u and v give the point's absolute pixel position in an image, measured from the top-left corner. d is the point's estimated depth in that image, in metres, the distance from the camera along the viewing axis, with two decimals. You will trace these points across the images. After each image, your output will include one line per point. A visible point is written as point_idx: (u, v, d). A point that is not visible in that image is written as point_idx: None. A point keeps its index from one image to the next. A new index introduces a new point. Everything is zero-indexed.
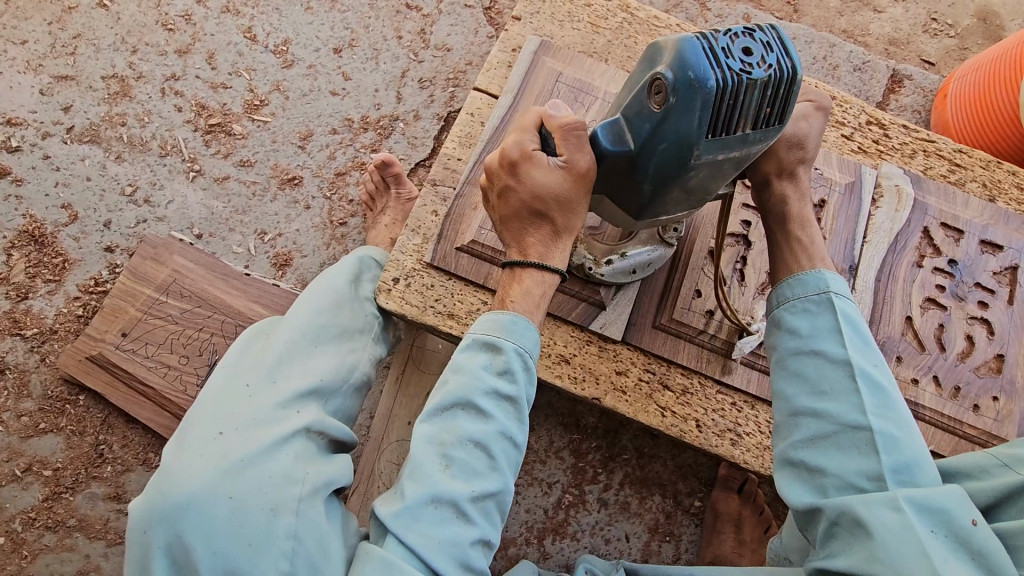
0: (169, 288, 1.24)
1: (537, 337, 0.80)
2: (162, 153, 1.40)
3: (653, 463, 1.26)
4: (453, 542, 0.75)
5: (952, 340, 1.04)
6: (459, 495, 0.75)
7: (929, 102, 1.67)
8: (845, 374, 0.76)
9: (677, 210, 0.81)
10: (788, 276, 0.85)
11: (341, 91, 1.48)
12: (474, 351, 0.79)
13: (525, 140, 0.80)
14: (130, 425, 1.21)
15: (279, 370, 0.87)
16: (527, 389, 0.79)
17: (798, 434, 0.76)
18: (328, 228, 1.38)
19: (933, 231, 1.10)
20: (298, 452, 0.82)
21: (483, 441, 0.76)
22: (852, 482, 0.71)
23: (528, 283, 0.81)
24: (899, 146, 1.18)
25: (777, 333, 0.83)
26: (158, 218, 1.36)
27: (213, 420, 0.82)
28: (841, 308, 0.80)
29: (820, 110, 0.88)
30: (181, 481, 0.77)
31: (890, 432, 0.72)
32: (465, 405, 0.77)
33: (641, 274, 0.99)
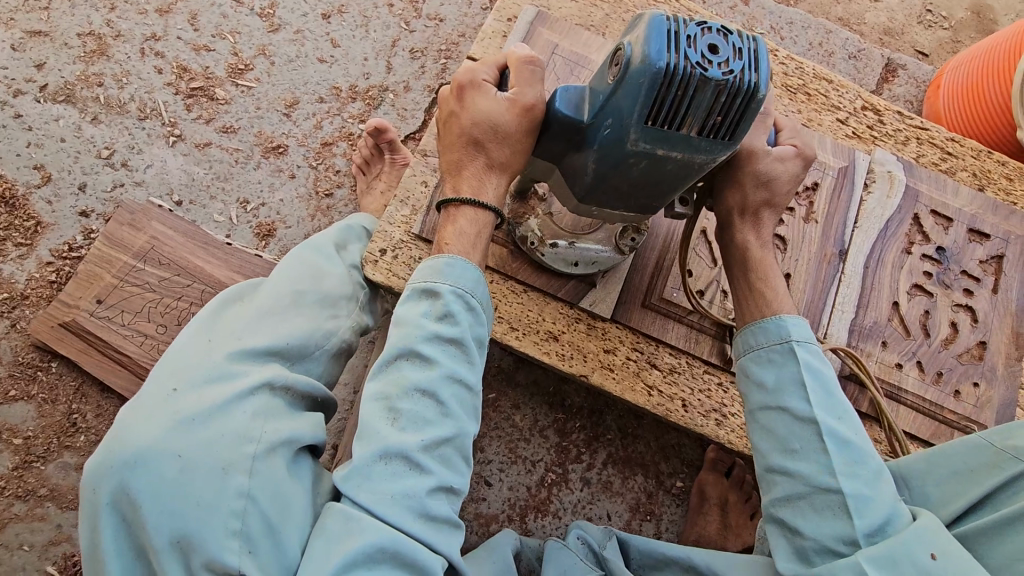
0: (146, 255, 1.20)
1: (476, 275, 0.78)
2: (141, 116, 1.35)
3: (637, 444, 1.26)
4: (406, 493, 0.71)
5: (937, 326, 1.05)
6: (408, 446, 0.72)
7: (922, 93, 1.66)
8: (811, 432, 0.75)
9: (620, 205, 0.79)
10: (753, 322, 0.84)
11: (329, 59, 1.44)
12: (414, 302, 0.78)
13: (479, 70, 0.81)
14: (105, 394, 1.17)
15: (247, 328, 0.84)
16: (473, 330, 0.78)
17: (776, 492, 0.76)
18: (314, 199, 1.34)
19: (923, 219, 1.10)
20: (256, 410, 0.79)
21: (430, 389, 0.74)
22: (828, 545, 0.71)
23: (461, 224, 0.80)
24: (893, 132, 1.18)
25: (745, 382, 0.82)
26: (136, 183, 1.31)
27: (172, 376, 0.79)
28: (803, 356, 0.79)
29: (800, 155, 0.87)
30: (130, 440, 0.74)
31: (861, 492, 0.72)
32: (408, 356, 0.76)
33: (582, 269, 0.98)
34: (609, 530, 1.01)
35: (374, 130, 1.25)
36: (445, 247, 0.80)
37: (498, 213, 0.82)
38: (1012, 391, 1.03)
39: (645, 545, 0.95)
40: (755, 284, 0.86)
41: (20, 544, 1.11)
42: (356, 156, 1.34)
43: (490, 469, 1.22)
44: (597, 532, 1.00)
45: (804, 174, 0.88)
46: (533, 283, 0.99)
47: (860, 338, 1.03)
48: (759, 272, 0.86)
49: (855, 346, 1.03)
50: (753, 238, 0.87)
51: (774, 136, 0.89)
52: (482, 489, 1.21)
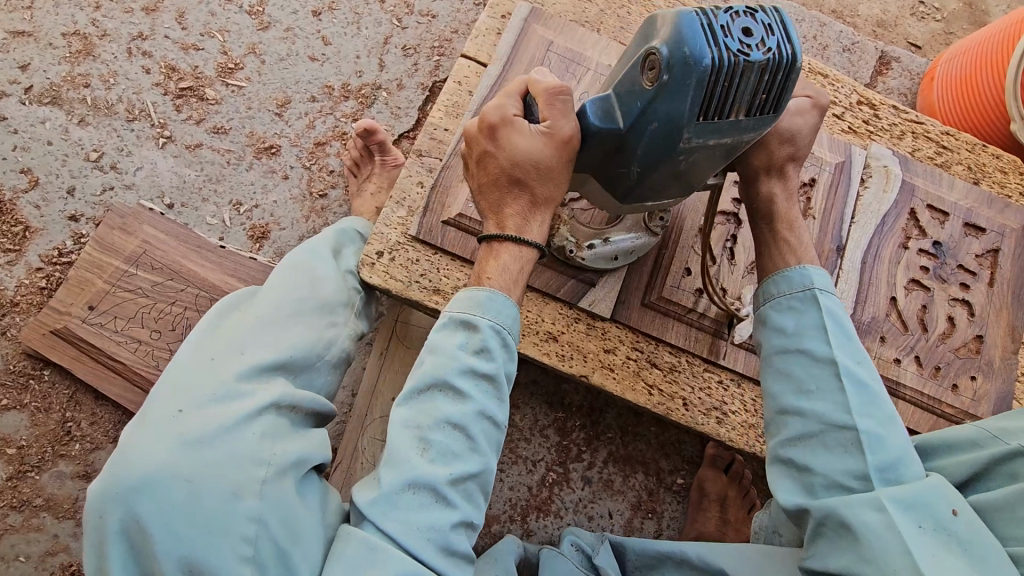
0: (138, 260, 1.18)
1: (515, 313, 0.76)
2: (130, 118, 1.33)
3: (637, 442, 1.27)
4: (432, 525, 0.71)
5: (934, 321, 1.05)
6: (436, 479, 0.72)
7: (916, 85, 1.66)
8: (830, 373, 0.75)
9: (667, 195, 0.79)
10: (773, 273, 0.83)
11: (320, 57, 1.42)
12: (451, 330, 0.76)
13: (507, 105, 0.77)
14: (99, 402, 1.16)
15: (251, 341, 0.83)
16: (507, 367, 0.76)
17: (787, 433, 0.76)
18: (308, 200, 1.32)
19: (919, 213, 1.10)
20: (264, 430, 0.78)
21: (461, 423, 0.73)
22: (838, 481, 0.70)
23: (505, 259, 0.77)
24: (888, 126, 1.18)
25: (763, 330, 0.82)
26: (126, 186, 1.29)
27: (176, 395, 0.78)
28: (826, 305, 0.78)
29: (816, 106, 0.86)
30: (137, 463, 0.73)
31: (876, 430, 0.72)
32: (442, 387, 0.74)
33: (624, 260, 0.98)
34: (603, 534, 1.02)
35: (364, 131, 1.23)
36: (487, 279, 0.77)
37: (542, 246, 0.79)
38: (1008, 384, 1.04)
39: (640, 547, 0.95)
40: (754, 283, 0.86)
41: (16, 555, 1.10)
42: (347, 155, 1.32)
43: None
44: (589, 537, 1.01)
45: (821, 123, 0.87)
46: (532, 284, 0.98)
47: (858, 333, 1.03)
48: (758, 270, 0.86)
49: None
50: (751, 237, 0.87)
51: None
52: None
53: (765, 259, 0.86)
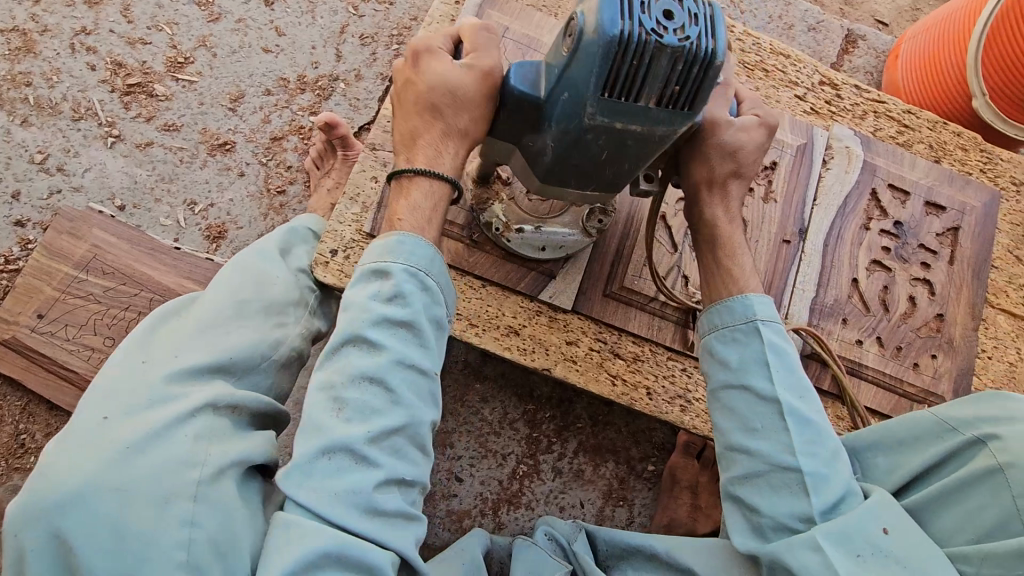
0: (88, 265, 1.14)
1: (430, 255, 0.74)
2: (75, 117, 1.28)
3: (608, 430, 1.26)
4: (353, 488, 0.66)
5: (895, 301, 1.06)
6: (352, 437, 0.67)
7: (882, 63, 1.65)
8: (774, 412, 0.74)
9: (584, 186, 0.76)
10: (719, 300, 0.82)
11: (274, 48, 1.38)
12: (363, 284, 0.73)
13: (435, 40, 0.79)
14: (54, 412, 1.13)
15: (186, 345, 0.81)
16: (425, 315, 0.73)
17: (736, 471, 0.75)
18: (266, 197, 1.29)
19: (881, 193, 1.10)
20: (197, 433, 0.75)
21: (378, 376, 0.69)
22: (784, 522, 0.70)
23: (415, 196, 0.76)
24: (850, 106, 1.17)
25: (709, 360, 0.81)
26: (74, 189, 1.24)
27: (105, 402, 0.75)
28: (768, 336, 0.78)
29: (764, 125, 0.86)
30: (64, 477, 0.70)
31: (819, 471, 0.71)
32: (355, 342, 0.71)
33: (550, 254, 0.96)
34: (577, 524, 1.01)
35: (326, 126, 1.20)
36: (398, 222, 0.75)
37: (455, 184, 0.78)
38: (968, 361, 1.05)
39: (611, 537, 0.94)
40: (710, 271, 0.85)
41: None
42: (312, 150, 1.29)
43: (460, 464, 1.21)
44: (564, 527, 0.99)
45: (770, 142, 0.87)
46: (491, 278, 0.96)
47: (821, 316, 1.03)
48: (714, 256, 0.85)
49: (816, 325, 1.02)
50: (707, 224, 0.86)
51: (737, 108, 0.88)
52: (453, 485, 1.20)
53: (720, 246, 0.85)
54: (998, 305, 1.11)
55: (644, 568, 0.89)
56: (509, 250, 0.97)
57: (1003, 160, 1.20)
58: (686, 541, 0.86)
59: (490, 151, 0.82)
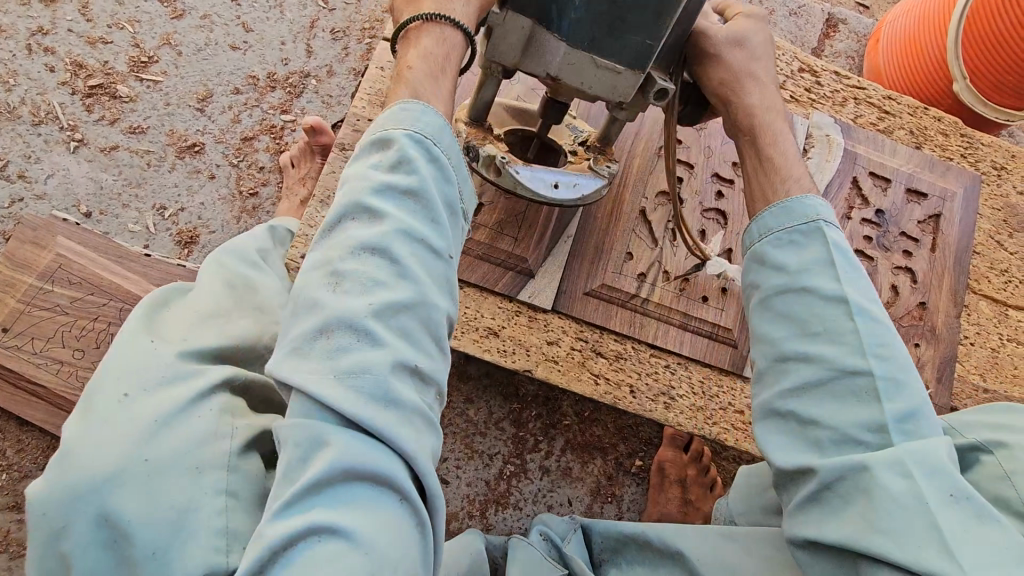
0: (53, 275, 1.10)
1: (436, 119, 0.60)
2: (35, 121, 1.23)
3: (594, 428, 1.25)
4: (358, 369, 0.52)
5: (878, 290, 1.04)
6: (354, 313, 0.53)
7: (863, 48, 1.64)
8: (840, 312, 0.64)
9: (614, 40, 0.68)
10: (767, 206, 0.72)
11: (242, 45, 1.33)
12: (362, 156, 0.60)
13: None
14: (24, 428, 1.09)
15: (195, 330, 0.69)
16: (437, 184, 0.59)
17: (786, 382, 0.64)
18: (237, 200, 1.25)
19: (861, 182, 1.08)
20: (220, 408, 0.62)
21: (381, 244, 0.55)
22: (851, 436, 0.60)
23: (426, 44, 0.63)
24: (830, 94, 1.16)
25: (759, 269, 0.70)
26: (37, 196, 1.20)
27: (115, 383, 0.63)
28: (834, 236, 0.68)
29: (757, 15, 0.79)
30: (81, 463, 0.58)
31: (893, 375, 0.62)
32: (355, 214, 0.57)
33: (563, 194, 0.84)
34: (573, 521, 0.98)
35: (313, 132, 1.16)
36: (407, 74, 0.62)
37: (470, 37, 0.65)
38: (950, 349, 1.04)
39: (606, 528, 0.93)
40: None
41: None
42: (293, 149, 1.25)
43: (446, 466, 1.19)
44: (559, 525, 0.96)
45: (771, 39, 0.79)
46: (469, 279, 0.94)
47: None
48: None
49: None
50: None
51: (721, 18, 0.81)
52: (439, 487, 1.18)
53: None
54: (979, 291, 1.11)
55: (638, 560, 0.88)
56: (486, 250, 0.95)
57: (983, 145, 1.19)
58: (678, 526, 0.86)
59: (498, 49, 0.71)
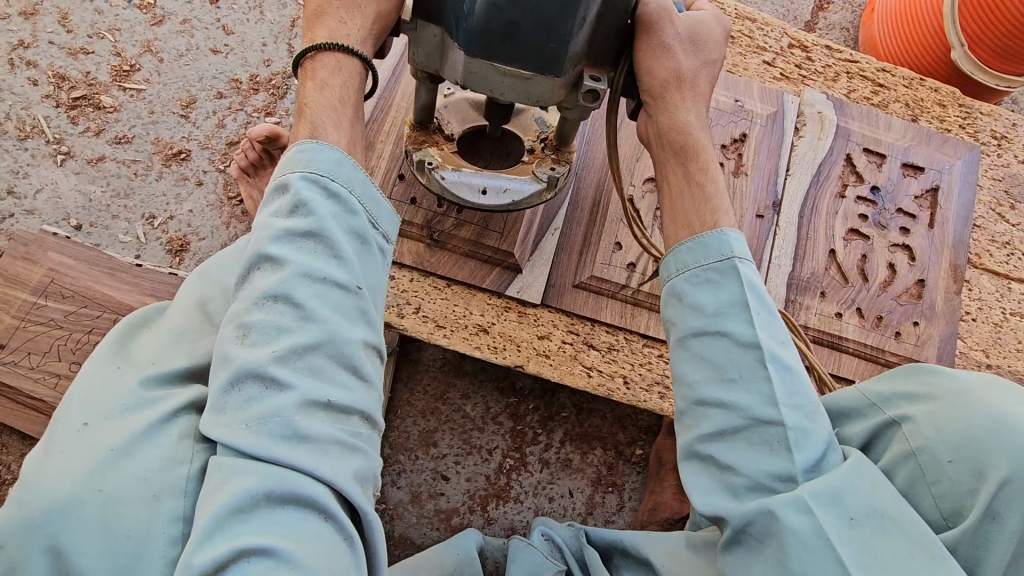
0: (46, 289, 1.11)
1: (335, 160, 0.65)
2: (22, 136, 1.23)
3: (593, 418, 1.25)
4: (268, 413, 0.56)
5: (876, 269, 1.02)
6: (256, 361, 0.57)
7: (858, 19, 1.59)
8: (751, 359, 0.66)
9: (517, 51, 0.67)
10: (686, 238, 0.73)
11: (223, 48, 1.32)
12: (268, 206, 0.64)
13: None
14: (28, 442, 1.10)
15: (167, 350, 0.69)
16: (335, 225, 0.63)
17: (705, 428, 0.66)
18: (226, 206, 1.25)
19: (856, 158, 1.06)
20: (183, 433, 0.62)
21: (281, 292, 0.59)
22: (764, 483, 0.63)
23: (323, 75, 0.70)
24: (822, 69, 1.13)
25: (677, 306, 0.71)
26: (28, 211, 1.21)
27: (78, 408, 0.63)
28: (746, 274, 0.69)
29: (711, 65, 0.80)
30: (40, 492, 0.57)
31: (802, 425, 0.65)
32: (260, 264, 0.61)
33: (492, 198, 0.87)
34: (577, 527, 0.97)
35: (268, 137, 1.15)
36: (309, 110, 0.68)
37: (367, 62, 0.72)
38: (951, 326, 1.02)
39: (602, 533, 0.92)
40: None
41: None
42: (236, 158, 1.23)
43: (446, 463, 1.19)
44: (564, 528, 0.97)
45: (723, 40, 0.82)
46: (454, 276, 0.93)
47: (799, 291, 0.99)
48: None
49: (794, 300, 0.99)
50: None
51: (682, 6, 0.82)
52: (439, 484, 1.18)
53: None
54: (981, 266, 1.08)
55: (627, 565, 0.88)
56: (473, 247, 0.94)
57: (982, 115, 1.16)
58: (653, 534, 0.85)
59: (422, 59, 0.75)
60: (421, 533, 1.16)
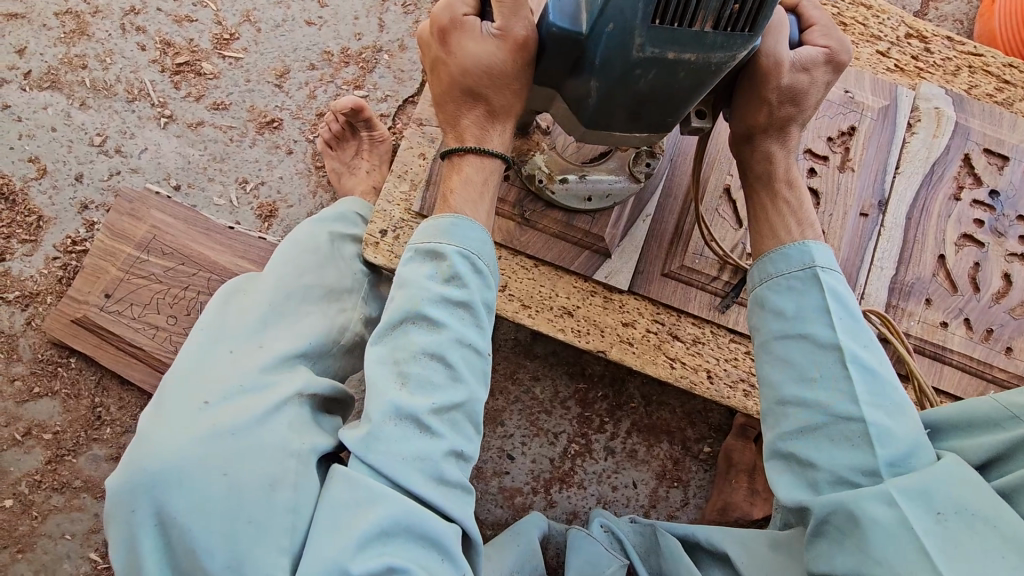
0: (149, 245, 1.17)
1: (482, 237, 0.73)
2: (130, 98, 1.29)
3: (662, 411, 1.23)
4: (421, 456, 0.66)
5: (988, 279, 0.96)
6: (417, 408, 0.67)
7: (973, 9, 1.47)
8: (834, 359, 0.69)
9: (631, 129, 0.69)
10: (770, 250, 0.77)
11: (317, 20, 1.35)
12: (416, 262, 0.72)
13: (456, 4, 0.72)
14: (126, 387, 1.17)
15: (269, 332, 0.78)
16: (481, 296, 0.72)
17: (786, 425, 0.69)
18: (314, 174, 1.28)
19: (975, 158, 0.99)
20: (291, 421, 0.72)
21: (437, 351, 0.69)
22: (845, 477, 0.65)
23: (467, 172, 0.76)
24: (941, 62, 1.06)
25: (760, 313, 0.75)
26: (132, 170, 1.27)
27: (195, 385, 0.72)
28: (828, 283, 0.73)
29: (830, 61, 0.77)
30: (160, 454, 0.67)
31: (882, 422, 0.66)
32: (414, 319, 0.70)
33: (597, 204, 0.91)
34: (640, 523, 0.97)
35: (351, 111, 1.17)
36: (454, 198, 0.75)
37: (506, 158, 0.77)
38: None
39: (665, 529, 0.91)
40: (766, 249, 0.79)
41: (62, 534, 1.13)
42: (322, 130, 1.26)
43: (512, 442, 1.20)
44: (626, 524, 0.97)
45: (835, 80, 0.79)
46: (544, 257, 0.93)
47: (901, 296, 0.94)
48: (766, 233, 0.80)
49: (896, 306, 0.94)
50: (761, 186, 0.81)
51: (802, 37, 0.79)
52: (504, 463, 1.19)
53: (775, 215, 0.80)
54: None
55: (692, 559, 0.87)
56: (564, 229, 0.93)
57: None
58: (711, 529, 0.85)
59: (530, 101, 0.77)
60: (485, 509, 1.18)
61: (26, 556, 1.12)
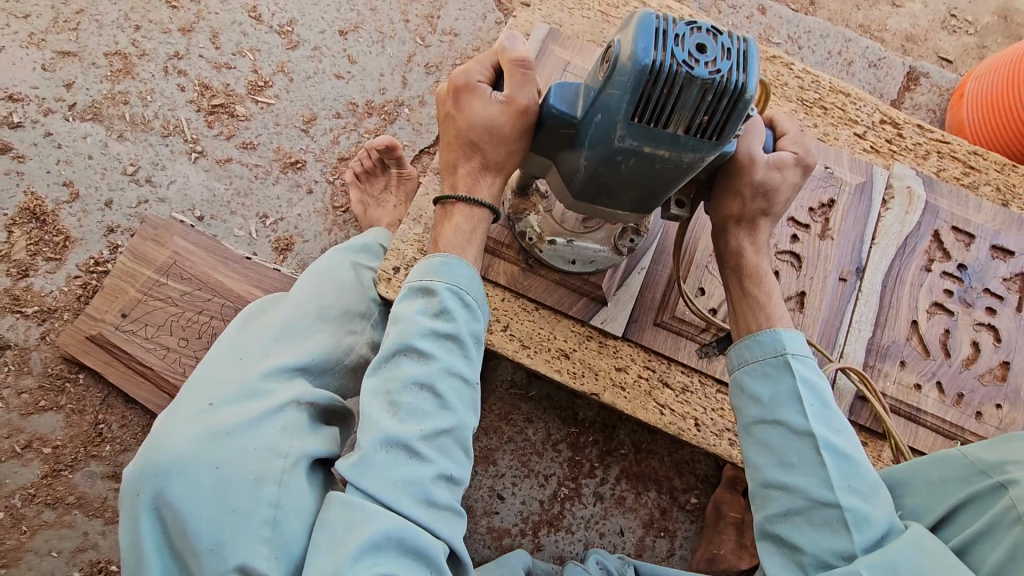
0: (169, 270, 1.23)
1: (470, 275, 0.79)
2: (165, 133, 1.39)
3: (650, 459, 1.26)
4: (410, 481, 0.70)
5: (958, 346, 1.03)
6: (406, 435, 0.71)
7: (945, 101, 1.61)
8: (808, 446, 0.74)
9: (615, 204, 0.77)
10: (747, 337, 0.83)
11: (346, 74, 1.46)
12: (409, 300, 0.78)
13: (473, 71, 0.82)
14: (131, 406, 1.20)
15: (277, 345, 0.83)
16: (469, 329, 0.78)
17: (772, 508, 0.74)
18: (330, 214, 1.36)
19: (944, 235, 1.08)
20: (285, 425, 0.77)
21: (428, 381, 0.74)
22: (827, 561, 0.69)
23: (458, 220, 0.83)
24: (912, 146, 1.16)
25: (740, 397, 0.81)
26: (160, 199, 1.35)
27: (207, 387, 0.79)
28: (800, 370, 0.78)
29: (800, 163, 0.87)
30: (165, 448, 0.73)
31: (859, 506, 0.71)
32: (406, 351, 0.75)
33: (580, 267, 0.98)
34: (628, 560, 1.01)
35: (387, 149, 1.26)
36: (441, 244, 0.82)
37: (494, 210, 0.85)
38: None
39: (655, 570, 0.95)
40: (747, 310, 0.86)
41: (49, 550, 1.13)
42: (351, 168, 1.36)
43: (503, 482, 1.22)
44: (614, 558, 1.01)
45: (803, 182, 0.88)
46: (544, 300, 0.99)
47: (878, 357, 1.01)
48: (748, 295, 0.87)
49: (872, 366, 1.00)
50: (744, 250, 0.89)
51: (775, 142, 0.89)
52: (495, 503, 1.21)
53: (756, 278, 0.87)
54: None
55: None
56: (564, 275, 0.99)
57: None
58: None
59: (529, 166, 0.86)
60: (472, 548, 1.18)
61: (9, 571, 1.11)
